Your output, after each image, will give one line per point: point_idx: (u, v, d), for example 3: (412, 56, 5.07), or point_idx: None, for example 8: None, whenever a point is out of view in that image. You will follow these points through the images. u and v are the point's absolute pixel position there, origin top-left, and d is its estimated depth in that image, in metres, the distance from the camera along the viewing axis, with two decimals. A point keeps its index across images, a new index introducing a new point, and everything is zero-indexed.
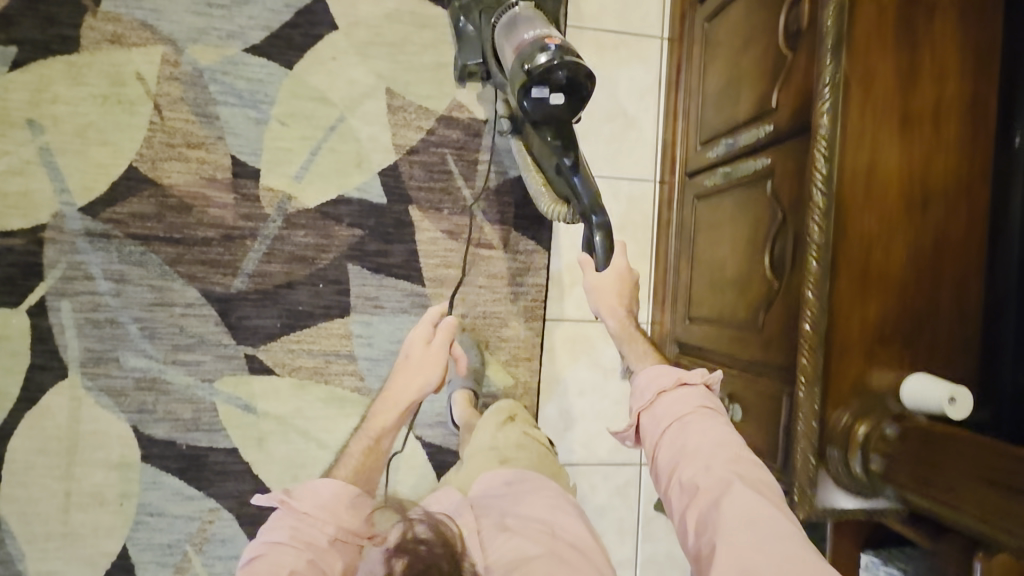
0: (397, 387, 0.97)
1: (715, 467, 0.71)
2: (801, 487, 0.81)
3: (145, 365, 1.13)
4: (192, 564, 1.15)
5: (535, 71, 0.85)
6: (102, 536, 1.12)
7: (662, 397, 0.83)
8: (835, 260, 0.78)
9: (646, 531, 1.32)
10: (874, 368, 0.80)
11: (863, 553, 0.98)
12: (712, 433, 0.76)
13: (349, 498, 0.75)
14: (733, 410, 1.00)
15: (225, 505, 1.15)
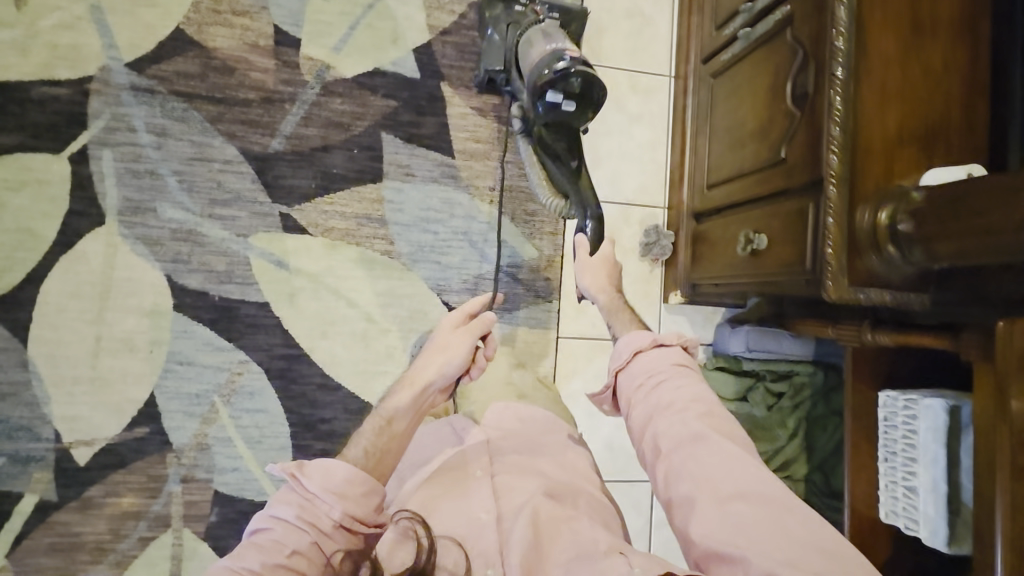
0: (421, 366, 0.84)
1: (692, 420, 0.74)
2: (834, 271, 0.88)
3: (182, 217, 1.16)
4: (219, 416, 1.15)
5: (550, 76, 1.00)
6: (130, 383, 1.12)
7: (639, 357, 0.83)
8: (855, 71, 0.88)
9: None
10: (896, 171, 0.89)
11: (879, 395, 1.07)
12: (687, 390, 0.78)
13: (360, 482, 0.68)
14: (757, 240, 1.06)
15: (254, 358, 1.17)
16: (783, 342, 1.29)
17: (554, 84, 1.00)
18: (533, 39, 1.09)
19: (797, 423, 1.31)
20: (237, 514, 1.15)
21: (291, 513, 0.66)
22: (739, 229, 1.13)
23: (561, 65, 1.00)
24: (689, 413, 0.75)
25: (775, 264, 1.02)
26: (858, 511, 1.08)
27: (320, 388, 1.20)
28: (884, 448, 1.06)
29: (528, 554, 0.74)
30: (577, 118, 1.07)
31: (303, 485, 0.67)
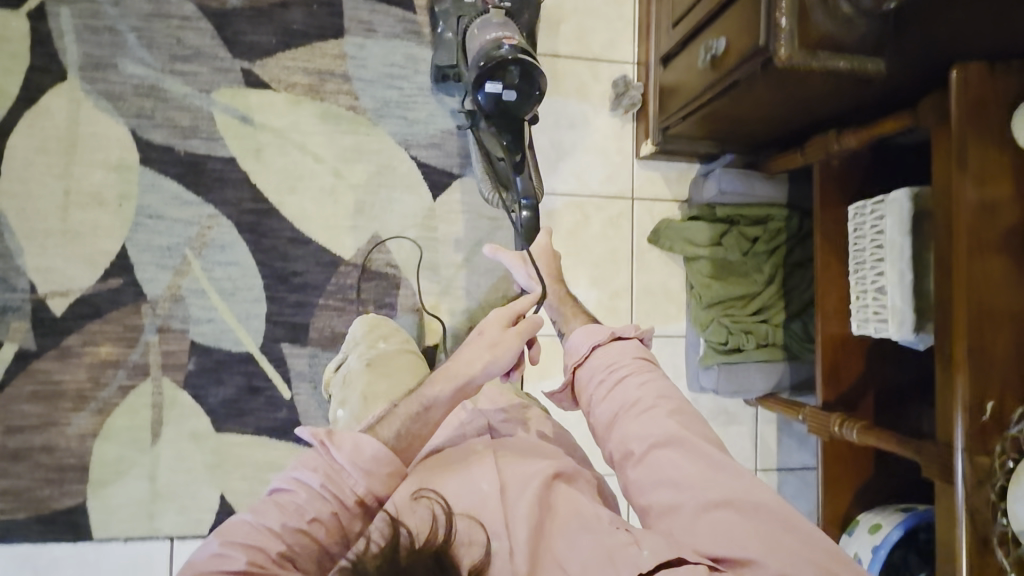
0: (463, 361, 0.79)
1: (662, 418, 0.73)
2: (785, 32, 0.86)
3: (143, 74, 1.16)
4: (191, 269, 1.16)
5: (487, 64, 0.95)
6: (101, 236, 1.13)
7: (597, 349, 0.84)
8: None
9: (642, 262, 1.38)
10: None
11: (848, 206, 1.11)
12: (651, 386, 0.78)
13: (386, 463, 0.71)
14: (716, 45, 1.04)
15: (224, 213, 1.18)
16: (755, 184, 1.28)
17: (490, 71, 0.95)
18: (478, 25, 1.04)
19: (774, 269, 1.32)
20: (214, 364, 1.17)
21: (316, 480, 0.68)
22: (701, 44, 1.11)
23: (499, 51, 0.95)
24: (659, 411, 0.74)
25: (733, 59, 0.99)
26: (829, 326, 1.11)
27: (291, 242, 1.20)
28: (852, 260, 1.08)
29: (532, 532, 0.67)
30: (520, 111, 1.00)
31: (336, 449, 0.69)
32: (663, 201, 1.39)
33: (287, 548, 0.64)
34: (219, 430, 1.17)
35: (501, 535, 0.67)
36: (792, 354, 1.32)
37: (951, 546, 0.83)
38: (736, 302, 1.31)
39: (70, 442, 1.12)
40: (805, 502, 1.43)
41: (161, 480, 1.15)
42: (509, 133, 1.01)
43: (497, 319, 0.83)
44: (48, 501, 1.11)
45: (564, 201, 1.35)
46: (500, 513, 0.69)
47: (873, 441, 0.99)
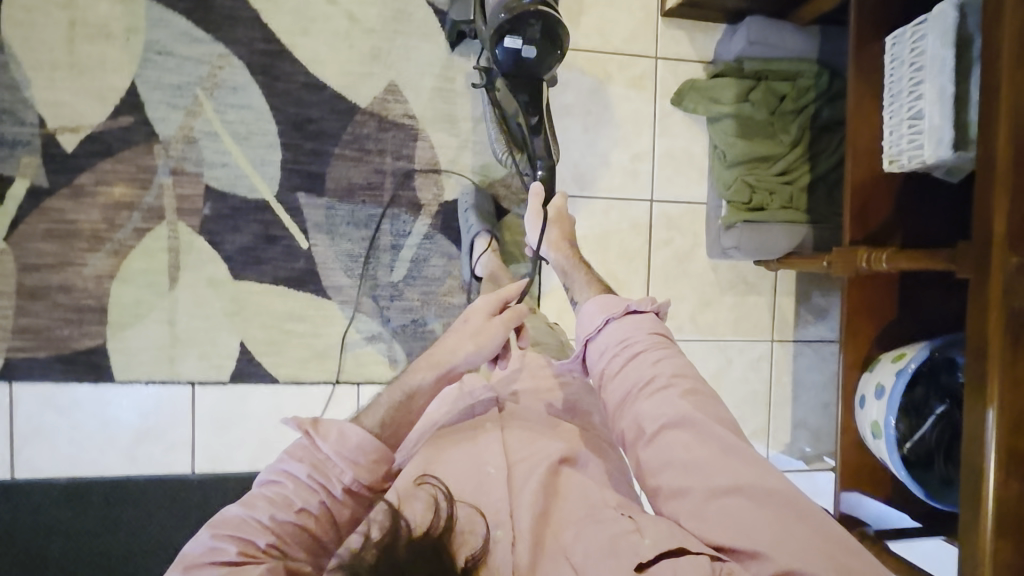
0: (446, 346, 0.80)
1: (675, 399, 0.70)
2: None
3: None
4: (203, 111, 1.13)
5: (508, 18, 0.95)
6: (110, 71, 1.09)
7: (610, 323, 0.81)
8: None
9: (665, 126, 1.33)
10: None
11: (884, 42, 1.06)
12: (664, 365, 0.75)
13: (372, 451, 0.71)
14: None
15: (235, 53, 1.13)
16: (784, 33, 1.26)
17: (512, 26, 0.95)
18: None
19: (801, 130, 1.28)
20: (230, 210, 1.15)
21: (303, 471, 0.68)
22: None
23: (521, 4, 0.94)
24: (671, 391, 0.72)
25: None
26: (859, 165, 1.09)
27: (305, 87, 1.16)
28: (887, 94, 1.04)
29: (536, 519, 0.70)
30: (540, 67, 1.00)
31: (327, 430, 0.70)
32: (686, 61, 1.33)
33: (281, 540, 0.65)
34: (237, 277, 1.16)
35: (504, 524, 0.69)
36: (816, 218, 1.30)
37: (984, 355, 0.83)
38: (759, 164, 1.28)
39: (87, 283, 1.11)
40: (822, 374, 1.43)
41: (180, 326, 1.15)
42: (526, 92, 1.02)
43: (481, 307, 0.83)
44: (68, 341, 1.11)
45: (585, 58, 1.30)
46: (505, 499, 0.72)
47: (904, 264, 0.98)
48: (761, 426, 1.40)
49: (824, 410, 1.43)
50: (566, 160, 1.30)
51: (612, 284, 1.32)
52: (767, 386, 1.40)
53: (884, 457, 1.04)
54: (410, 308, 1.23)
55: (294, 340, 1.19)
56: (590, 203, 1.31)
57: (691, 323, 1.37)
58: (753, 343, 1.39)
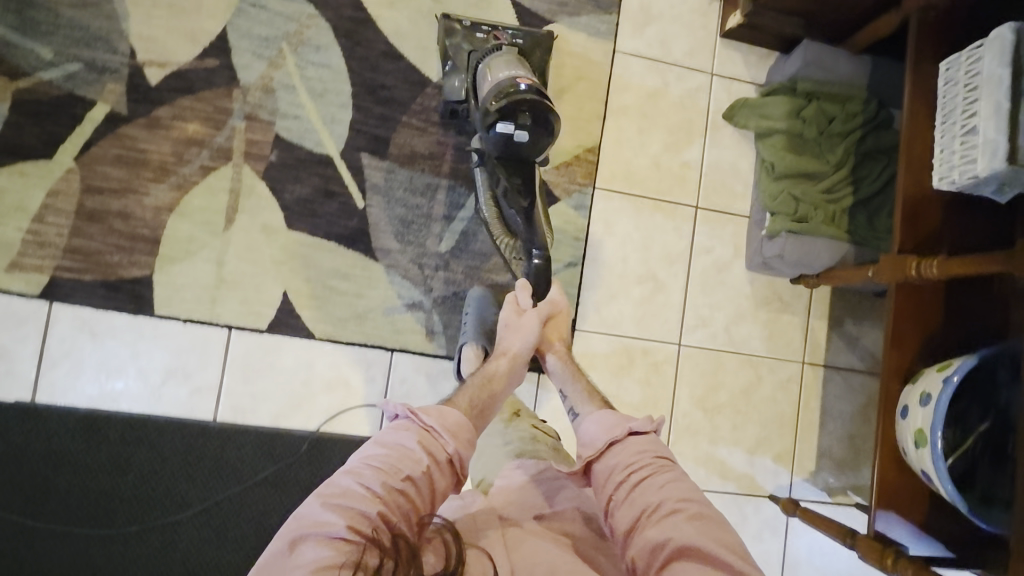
0: (400, 466, 0.65)
1: (681, 524, 0.67)
2: None
3: None
4: (286, 64, 1.17)
5: (502, 104, 0.95)
6: (204, 16, 1.14)
7: (612, 445, 0.80)
8: None
9: (716, 139, 1.37)
10: None
11: (940, 64, 1.09)
12: (666, 486, 0.72)
13: (346, 502, 0.61)
14: None
15: (324, 16, 1.19)
16: (840, 61, 1.29)
17: (507, 110, 0.94)
18: (483, 69, 1.05)
19: (846, 153, 1.30)
20: (295, 161, 1.17)
21: (321, 533, 0.59)
22: None
23: (515, 92, 0.95)
24: (675, 517, 0.68)
25: None
26: (908, 175, 1.09)
27: (383, 55, 1.21)
28: (941, 114, 1.08)
29: None
30: (531, 149, 1.00)
31: (419, 420, 0.70)
32: (744, 81, 1.38)
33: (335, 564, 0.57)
34: (290, 227, 1.17)
35: None
36: (858, 240, 1.30)
37: None
38: (808, 179, 1.30)
39: (145, 213, 1.12)
40: (849, 404, 1.41)
41: (227, 267, 1.15)
42: (519, 176, 1.06)
43: (397, 441, 0.68)
44: (116, 268, 1.10)
45: (645, 64, 1.34)
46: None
47: (957, 270, 0.97)
48: (785, 449, 1.37)
49: (850, 443, 1.40)
50: (619, 159, 1.32)
51: (652, 285, 1.33)
52: (794, 409, 1.39)
53: (928, 470, 0.98)
54: (453, 281, 1.23)
55: (335, 296, 1.19)
56: (642, 204, 1.33)
57: (724, 332, 1.36)
58: (784, 362, 1.39)
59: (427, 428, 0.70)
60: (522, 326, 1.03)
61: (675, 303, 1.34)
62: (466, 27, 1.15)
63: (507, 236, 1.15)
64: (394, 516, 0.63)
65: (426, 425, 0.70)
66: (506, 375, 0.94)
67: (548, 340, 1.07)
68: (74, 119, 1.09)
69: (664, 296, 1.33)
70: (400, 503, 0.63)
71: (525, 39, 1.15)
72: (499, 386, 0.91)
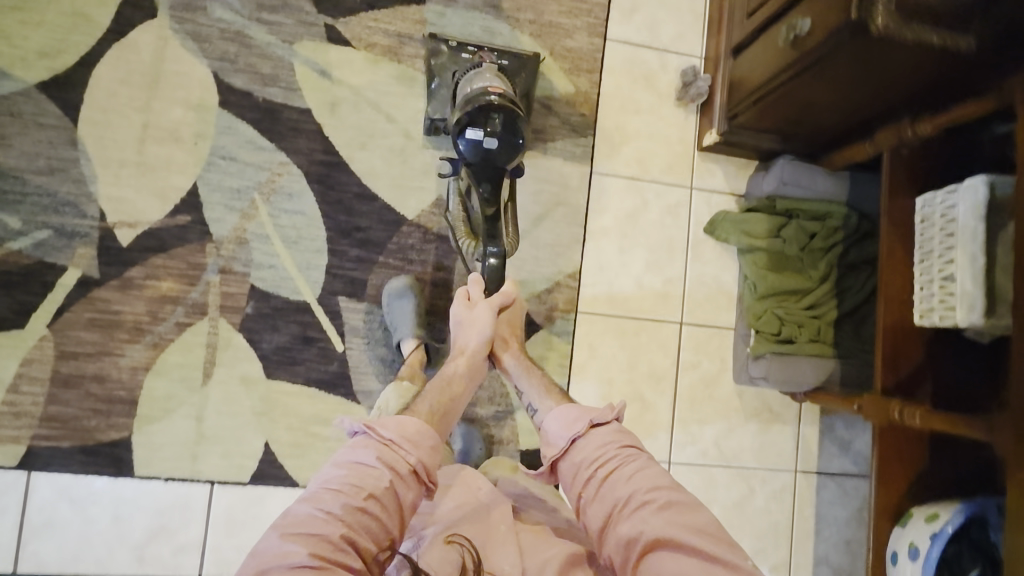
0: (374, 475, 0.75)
1: (650, 516, 0.77)
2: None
3: (231, 19, 1.18)
4: (258, 213, 1.17)
5: (470, 110, 1.01)
6: (174, 172, 1.14)
7: (577, 439, 0.90)
8: None
9: (697, 253, 1.36)
10: None
11: (916, 202, 1.07)
12: (632, 466, 0.84)
13: (308, 530, 0.68)
14: (800, 24, 1.01)
15: (295, 161, 1.19)
16: (817, 179, 1.28)
17: (474, 116, 1.00)
18: (471, 74, 1.11)
19: (829, 266, 1.30)
20: (271, 310, 1.16)
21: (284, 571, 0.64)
22: (786, 23, 1.08)
23: (483, 98, 1.01)
24: (645, 510, 0.78)
25: (821, 30, 0.95)
26: (889, 313, 1.07)
27: (357, 196, 1.21)
28: (918, 250, 1.06)
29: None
30: (502, 155, 1.02)
31: (378, 433, 0.80)
32: (722, 193, 1.38)
33: None
34: (269, 376, 1.16)
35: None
36: (844, 352, 1.28)
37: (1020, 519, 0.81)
38: (791, 296, 1.29)
39: (121, 373, 1.11)
40: (845, 509, 1.39)
41: (206, 422, 1.13)
42: (486, 182, 1.03)
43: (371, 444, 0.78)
44: (94, 432, 1.09)
45: (623, 184, 1.35)
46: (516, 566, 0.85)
47: (939, 425, 0.96)
48: (782, 560, 1.36)
49: (848, 548, 1.38)
50: (600, 280, 1.32)
51: (638, 404, 1.32)
52: (790, 520, 1.37)
53: None
54: None
55: (320, 443, 1.17)
56: (625, 327, 1.32)
57: (714, 449, 1.34)
58: (777, 471, 1.37)
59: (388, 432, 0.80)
60: (475, 320, 1.06)
61: (663, 420, 1.33)
62: (451, 47, 1.19)
63: (469, 238, 1.15)
64: (363, 533, 0.71)
65: (383, 437, 0.79)
66: (464, 376, 1.00)
67: (505, 339, 1.09)
68: (46, 285, 1.09)
69: (653, 416, 1.32)
70: (361, 523, 0.71)
71: (511, 60, 1.20)
72: (458, 385, 0.97)
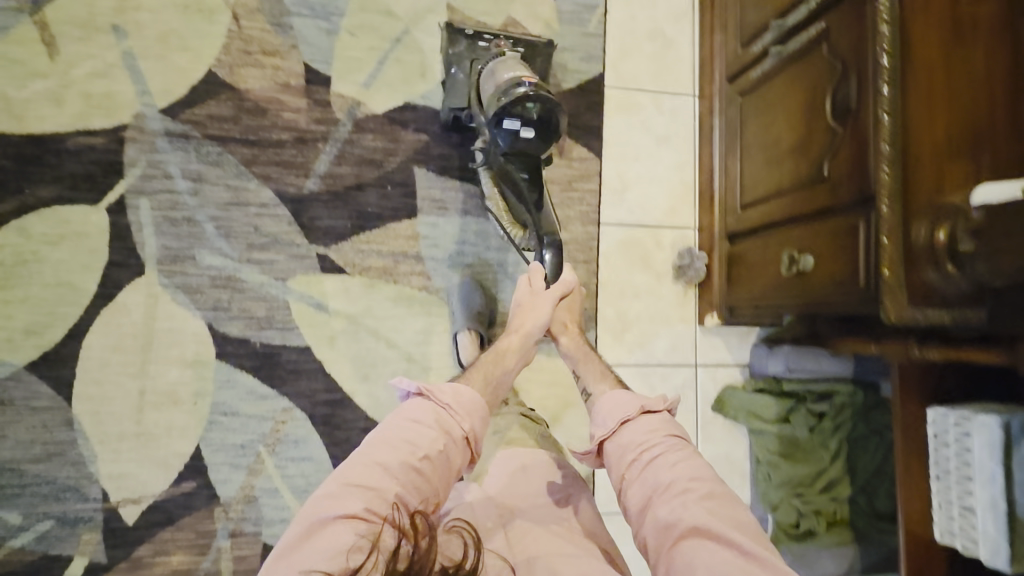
0: (422, 435, 0.69)
1: (693, 503, 0.66)
2: (890, 292, 0.83)
3: (221, 264, 1.13)
4: (265, 466, 1.12)
5: (503, 103, 0.94)
6: (175, 436, 1.09)
7: (623, 425, 0.78)
8: (903, 120, 0.83)
9: (709, 431, 1.36)
10: (948, 184, 0.82)
11: (928, 410, 1.06)
12: (677, 456, 0.72)
13: (365, 481, 0.63)
14: (802, 261, 1.02)
15: (298, 405, 1.14)
16: (824, 361, 1.29)
17: (510, 108, 0.93)
18: (489, 70, 1.07)
19: (839, 442, 1.27)
20: None
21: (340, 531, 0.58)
22: (783, 249, 1.09)
23: (517, 90, 0.94)
24: (689, 497, 0.66)
25: (825, 285, 0.98)
26: (911, 531, 1.07)
27: (365, 432, 1.17)
28: (932, 464, 1.06)
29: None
30: (542, 144, 0.98)
31: (436, 399, 0.73)
32: (728, 365, 1.37)
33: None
34: None
35: None
36: (860, 529, 1.30)
37: None
38: (806, 481, 1.27)
39: None
40: None
41: None
42: (527, 170, 1.02)
43: (426, 407, 0.72)
44: None
45: (632, 370, 1.32)
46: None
47: None
48: None
49: None
50: None
51: None
52: None
53: None
54: None
55: None
56: None
57: None
58: None
59: (446, 399, 0.73)
60: (536, 306, 1.01)
61: None
62: (468, 36, 1.14)
63: (515, 226, 1.14)
64: (415, 502, 0.65)
65: (439, 402, 0.73)
66: (519, 351, 0.93)
67: (563, 323, 1.04)
68: None
69: None
70: (415, 485, 0.65)
71: (526, 49, 1.16)
72: (513, 360, 0.91)
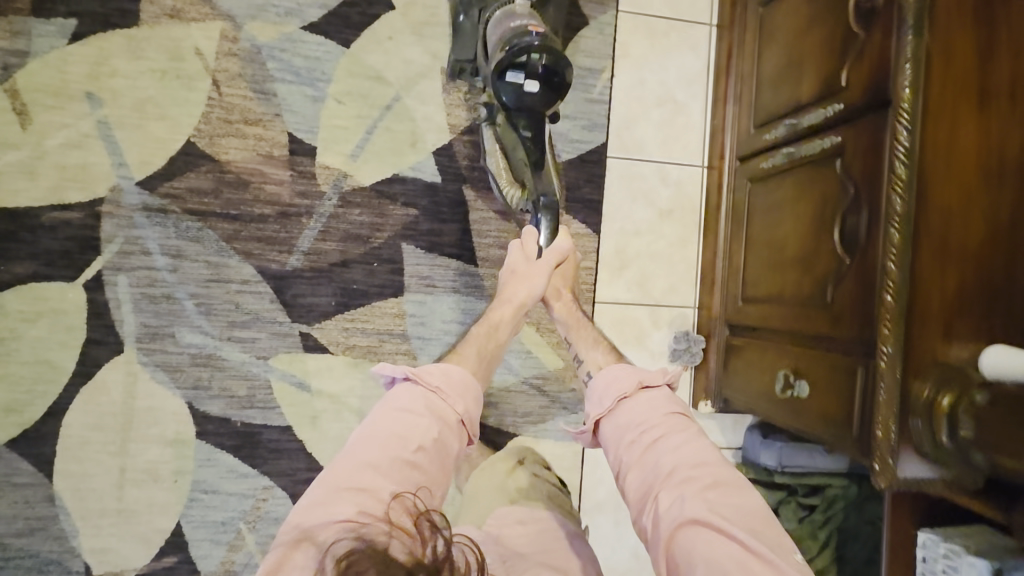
0: (412, 424, 0.62)
1: (693, 494, 0.58)
2: (882, 456, 0.85)
3: (201, 343, 1.13)
4: (245, 543, 1.14)
5: (509, 52, 0.84)
6: (156, 513, 1.11)
7: (624, 404, 0.73)
8: (913, 276, 0.82)
9: None
10: (951, 343, 0.84)
11: (919, 531, 1.02)
12: (678, 437, 0.66)
13: (354, 481, 0.56)
14: (797, 386, 1.03)
15: (278, 483, 1.15)
16: (817, 457, 1.24)
17: (516, 59, 0.84)
18: (499, 15, 0.93)
19: (829, 535, 1.26)
20: None
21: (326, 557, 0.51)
22: (778, 363, 1.08)
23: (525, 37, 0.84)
24: (690, 486, 0.60)
25: (818, 416, 0.98)
26: None
27: None
28: None
29: None
30: (546, 105, 0.90)
31: (426, 382, 0.67)
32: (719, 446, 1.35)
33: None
34: None
35: None
36: None
37: None
38: None
39: None
40: None
41: None
42: (531, 129, 0.93)
43: (414, 393, 0.66)
44: None
45: None
46: None
47: None
48: None
49: None
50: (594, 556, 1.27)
51: None
52: None
53: None
54: None
55: None
56: None
57: None
58: None
59: (434, 381, 0.68)
60: (530, 274, 0.99)
61: None
62: None
63: (513, 185, 1.09)
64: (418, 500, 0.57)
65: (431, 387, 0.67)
66: (512, 321, 0.92)
67: (555, 291, 1.02)
68: None
69: None
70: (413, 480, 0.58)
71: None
72: (506, 331, 0.91)
